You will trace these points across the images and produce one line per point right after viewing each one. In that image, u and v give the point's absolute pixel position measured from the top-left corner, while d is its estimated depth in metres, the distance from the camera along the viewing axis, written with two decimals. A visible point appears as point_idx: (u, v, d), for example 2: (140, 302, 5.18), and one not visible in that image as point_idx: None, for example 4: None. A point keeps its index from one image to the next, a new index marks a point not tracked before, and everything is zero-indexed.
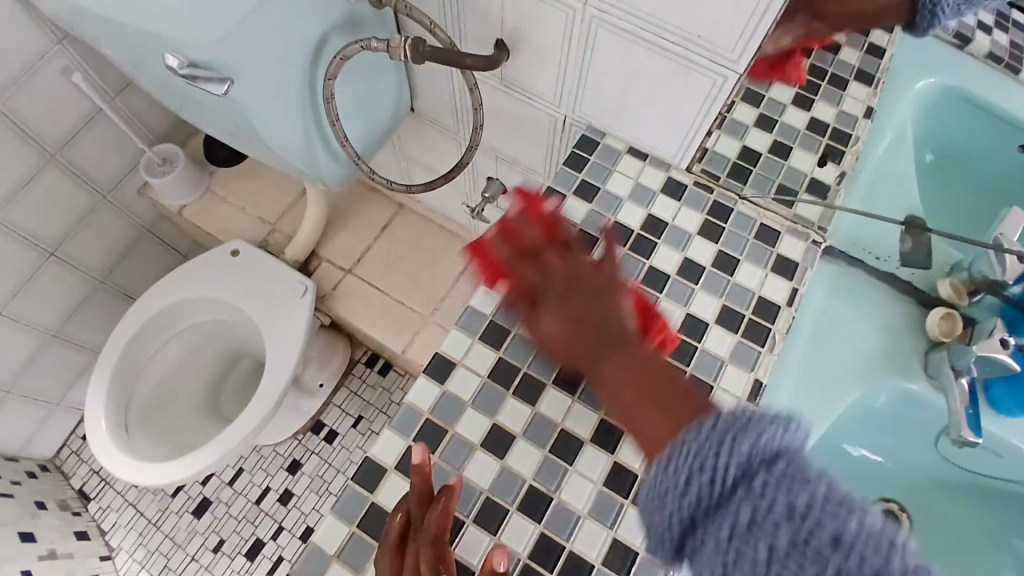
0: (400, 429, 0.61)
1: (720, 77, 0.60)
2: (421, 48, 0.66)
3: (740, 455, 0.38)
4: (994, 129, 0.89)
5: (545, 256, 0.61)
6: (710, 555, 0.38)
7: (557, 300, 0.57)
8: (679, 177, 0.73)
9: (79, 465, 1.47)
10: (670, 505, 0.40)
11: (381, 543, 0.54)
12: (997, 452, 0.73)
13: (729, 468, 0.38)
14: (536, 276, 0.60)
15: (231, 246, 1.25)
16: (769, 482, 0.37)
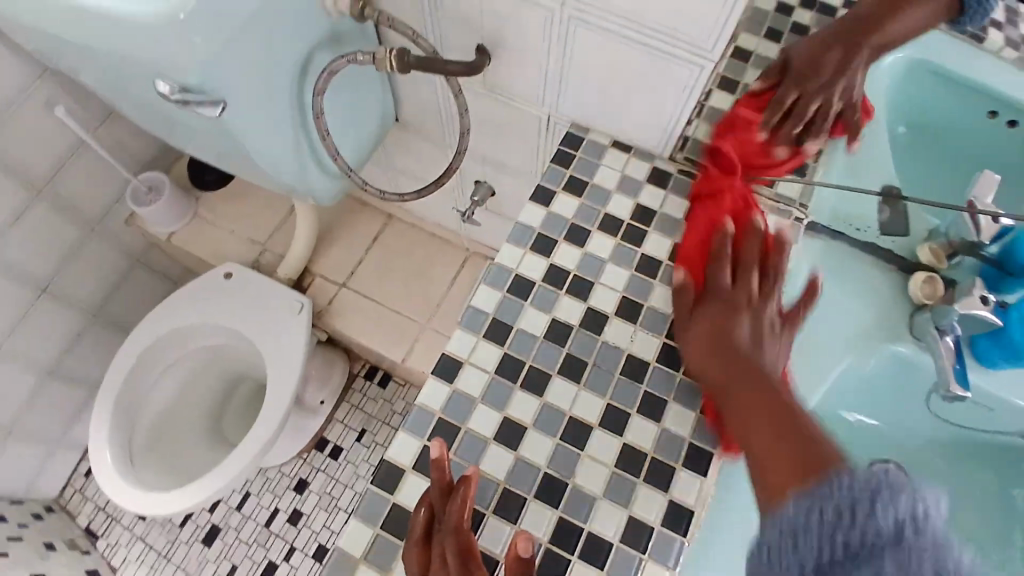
0: (414, 431, 0.62)
1: (697, 67, 0.63)
2: (404, 57, 0.68)
3: (897, 511, 0.37)
4: (964, 98, 0.93)
5: (744, 275, 0.60)
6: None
7: (732, 317, 0.58)
8: (663, 167, 0.75)
9: (84, 503, 1.46)
10: (800, 546, 0.39)
11: (407, 538, 0.56)
12: (988, 407, 0.76)
13: (880, 522, 0.37)
14: (728, 283, 0.60)
15: (224, 268, 1.25)
16: (920, 543, 0.36)
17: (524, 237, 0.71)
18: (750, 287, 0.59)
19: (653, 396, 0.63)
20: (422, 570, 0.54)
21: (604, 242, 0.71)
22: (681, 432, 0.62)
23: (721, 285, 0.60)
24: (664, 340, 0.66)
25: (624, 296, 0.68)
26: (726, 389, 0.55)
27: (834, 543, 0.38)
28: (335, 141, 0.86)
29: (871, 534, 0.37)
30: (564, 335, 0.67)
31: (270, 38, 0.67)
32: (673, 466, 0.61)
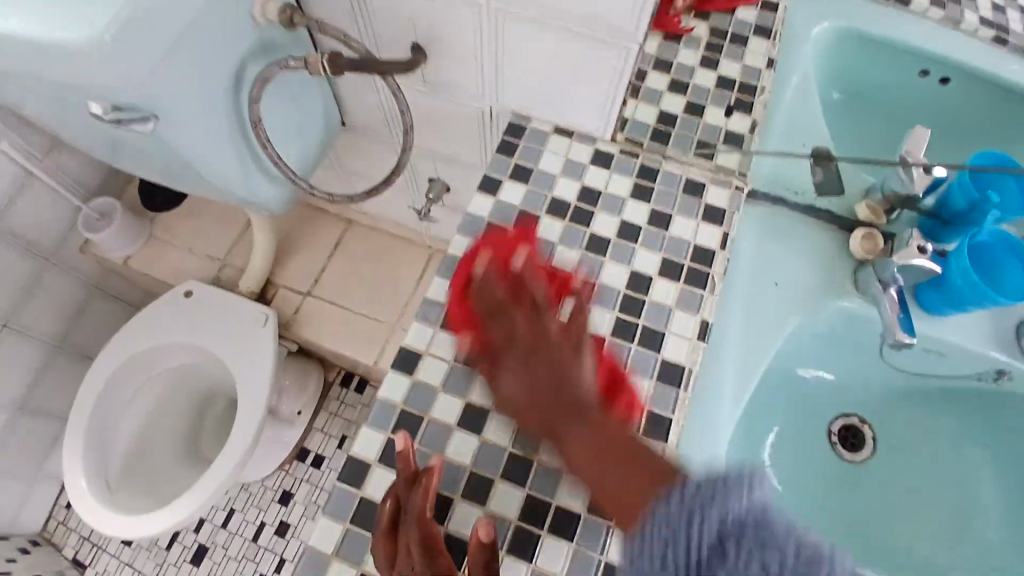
0: (378, 425, 0.63)
1: (623, 52, 0.64)
2: (337, 61, 0.68)
3: (716, 519, 0.36)
4: (893, 62, 0.95)
5: (515, 319, 0.60)
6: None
7: (520, 362, 0.58)
8: (606, 148, 0.77)
9: (69, 534, 1.43)
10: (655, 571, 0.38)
11: (375, 530, 0.57)
12: (938, 352, 0.78)
13: (707, 535, 0.37)
14: (504, 337, 0.60)
15: (183, 287, 1.24)
16: (748, 547, 0.36)
17: (475, 227, 0.73)
18: (525, 327, 0.59)
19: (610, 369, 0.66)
20: (391, 560, 0.55)
21: (552, 225, 0.73)
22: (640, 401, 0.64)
23: (501, 348, 0.60)
24: (618, 316, 0.68)
25: (576, 276, 0.70)
26: (548, 433, 0.55)
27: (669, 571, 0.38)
28: (278, 150, 0.85)
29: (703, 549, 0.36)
30: None
31: (202, 52, 0.67)
32: (634, 433, 0.63)
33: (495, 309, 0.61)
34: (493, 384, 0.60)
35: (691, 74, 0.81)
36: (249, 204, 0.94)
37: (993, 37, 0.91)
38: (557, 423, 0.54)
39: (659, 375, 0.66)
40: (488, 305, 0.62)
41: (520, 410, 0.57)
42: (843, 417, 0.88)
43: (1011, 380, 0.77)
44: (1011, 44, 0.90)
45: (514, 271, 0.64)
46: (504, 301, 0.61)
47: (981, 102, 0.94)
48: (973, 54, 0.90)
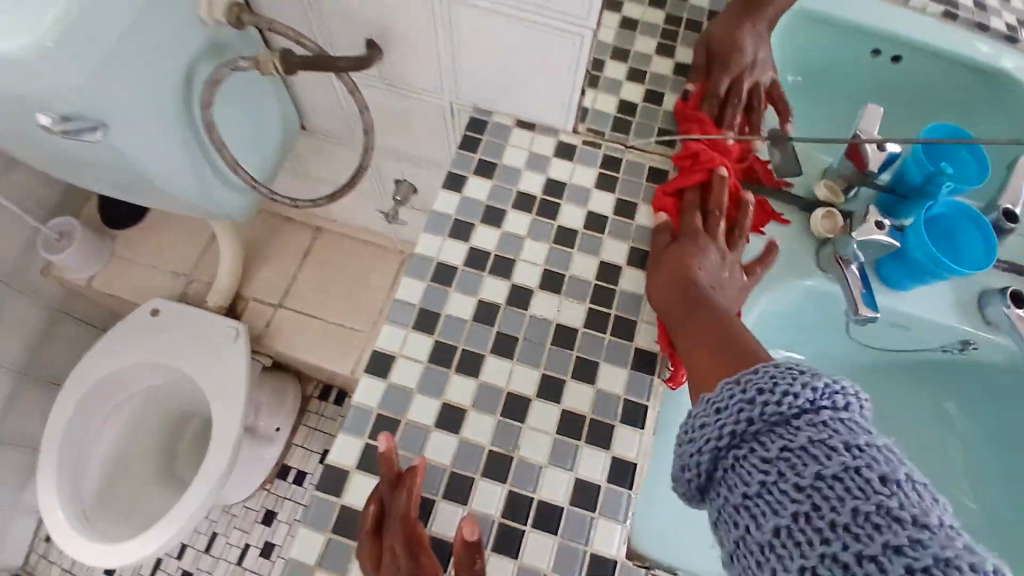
0: (353, 431, 0.62)
1: (578, 37, 0.64)
2: (290, 59, 0.67)
3: (815, 391, 0.38)
4: (846, 40, 0.97)
5: (713, 226, 0.66)
6: (749, 471, 0.39)
7: (698, 255, 0.64)
8: (569, 140, 0.78)
9: (50, 567, 1.36)
10: (723, 413, 0.41)
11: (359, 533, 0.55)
12: (907, 326, 0.79)
13: (798, 399, 0.39)
14: (702, 231, 0.66)
15: (150, 305, 1.21)
16: (834, 419, 0.37)
17: (441, 225, 0.72)
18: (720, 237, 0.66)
19: (585, 358, 0.66)
20: (375, 561, 0.54)
21: (520, 219, 0.73)
22: (616, 390, 0.64)
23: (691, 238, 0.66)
24: (590, 306, 0.68)
25: (546, 268, 0.70)
26: (679, 320, 0.60)
27: (745, 418, 0.40)
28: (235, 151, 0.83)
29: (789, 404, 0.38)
30: (492, 314, 0.67)
31: (149, 56, 0.66)
32: (613, 423, 0.63)
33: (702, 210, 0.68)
34: (656, 273, 0.66)
35: (649, 62, 0.81)
36: (213, 215, 0.92)
37: (942, 12, 0.95)
38: (691, 312, 0.58)
39: (633, 362, 0.66)
40: (699, 202, 0.69)
41: (672, 290, 0.62)
42: None
43: (977, 349, 0.79)
44: (960, 18, 0.95)
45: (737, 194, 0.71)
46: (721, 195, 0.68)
47: (936, 78, 0.97)
48: (925, 31, 0.94)
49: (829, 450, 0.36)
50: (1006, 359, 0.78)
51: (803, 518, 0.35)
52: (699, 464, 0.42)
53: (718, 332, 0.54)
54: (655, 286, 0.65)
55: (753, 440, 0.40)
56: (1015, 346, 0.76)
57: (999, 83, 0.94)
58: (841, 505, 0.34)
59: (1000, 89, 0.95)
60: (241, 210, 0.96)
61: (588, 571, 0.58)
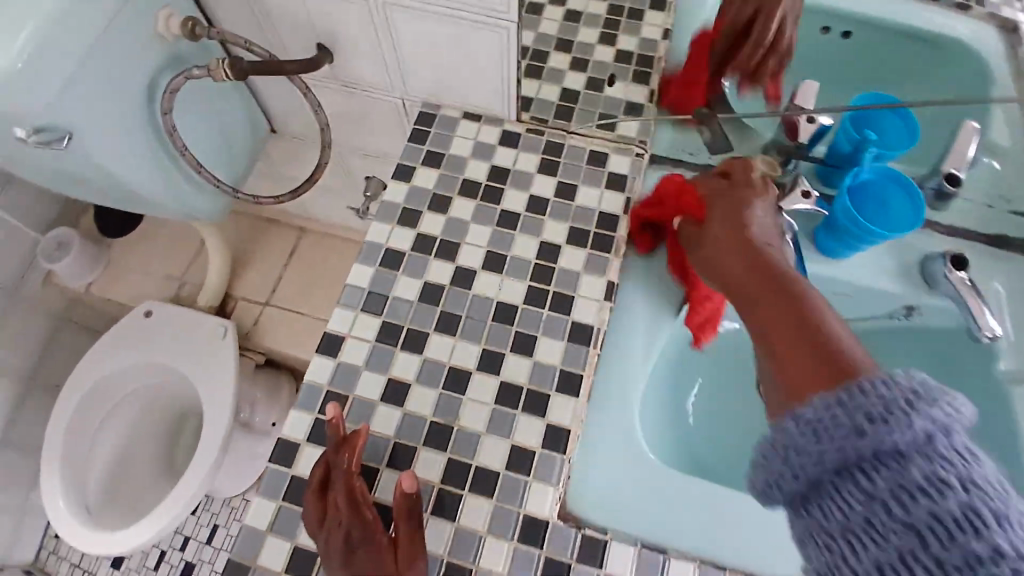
0: (305, 406, 0.67)
1: (503, 29, 0.68)
2: (238, 64, 0.73)
3: (927, 416, 0.34)
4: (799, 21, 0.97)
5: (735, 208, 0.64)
6: (842, 503, 0.36)
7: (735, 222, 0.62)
8: (514, 128, 0.82)
9: (60, 562, 1.41)
10: (820, 444, 0.37)
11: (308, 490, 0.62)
12: (848, 295, 0.81)
13: (909, 429, 0.34)
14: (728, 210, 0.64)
15: (143, 308, 1.27)
16: (947, 449, 0.33)
17: (390, 213, 0.76)
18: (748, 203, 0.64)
19: (524, 333, 0.69)
20: (320, 515, 0.60)
21: (465, 205, 0.77)
22: (554, 361, 0.68)
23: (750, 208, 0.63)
24: (530, 284, 0.72)
25: (489, 250, 0.74)
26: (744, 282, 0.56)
27: (846, 447, 0.36)
28: (197, 153, 0.91)
29: (890, 436, 0.34)
30: (437, 295, 0.71)
31: (109, 71, 0.73)
32: (549, 391, 0.67)
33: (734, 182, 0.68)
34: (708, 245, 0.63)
35: (592, 51, 0.84)
36: (183, 215, 0.99)
37: None
38: (757, 276, 0.55)
39: (570, 335, 0.69)
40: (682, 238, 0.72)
41: (738, 261, 0.58)
42: None
43: (921, 313, 0.80)
44: None
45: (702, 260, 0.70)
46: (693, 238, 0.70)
47: (884, 47, 1.00)
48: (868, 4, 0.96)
49: (943, 485, 0.32)
50: (947, 325, 0.80)
51: (903, 555, 0.33)
52: (785, 484, 0.39)
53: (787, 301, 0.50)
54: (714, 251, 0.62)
55: (848, 471, 0.36)
56: (956, 311, 0.77)
57: (958, 60, 0.97)
58: (949, 544, 0.32)
59: (959, 64, 0.97)
60: (205, 207, 1.02)
61: (522, 531, 0.61)
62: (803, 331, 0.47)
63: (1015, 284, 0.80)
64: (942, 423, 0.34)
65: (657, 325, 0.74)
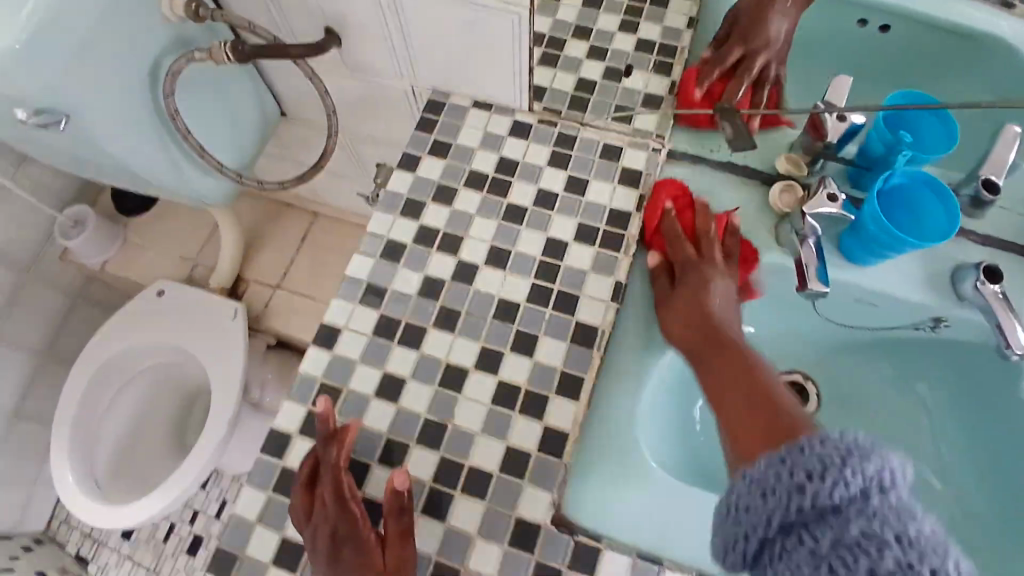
0: (299, 399, 0.65)
1: (515, 15, 0.65)
2: (239, 48, 0.75)
3: (864, 474, 0.35)
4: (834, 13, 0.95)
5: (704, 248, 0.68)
6: (796, 564, 0.35)
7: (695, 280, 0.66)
8: (524, 118, 0.79)
9: (71, 531, 1.44)
10: (767, 501, 0.38)
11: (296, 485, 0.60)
12: (872, 303, 0.76)
13: (846, 485, 0.35)
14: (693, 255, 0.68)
15: (155, 287, 1.27)
16: (883, 505, 0.34)
17: (394, 204, 0.74)
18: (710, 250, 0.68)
19: (525, 333, 0.67)
20: (307, 510, 0.58)
21: (471, 197, 0.74)
22: (555, 363, 0.65)
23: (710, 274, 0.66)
24: (534, 281, 0.69)
25: (493, 245, 0.71)
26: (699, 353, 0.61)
27: (792, 507, 0.36)
28: (201, 136, 0.90)
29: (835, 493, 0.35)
30: (437, 290, 0.69)
31: (109, 53, 0.73)
32: (548, 394, 0.64)
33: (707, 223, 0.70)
34: (667, 313, 0.66)
35: (611, 39, 0.82)
36: (182, 196, 0.99)
37: None
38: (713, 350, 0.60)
39: (573, 337, 0.67)
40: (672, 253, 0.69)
41: (690, 335, 0.63)
42: (790, 374, 0.85)
43: (949, 326, 0.75)
44: None
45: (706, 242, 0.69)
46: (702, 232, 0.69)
47: (928, 45, 0.94)
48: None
49: (886, 544, 0.33)
50: (976, 340, 0.75)
51: None
52: (743, 550, 0.39)
53: (736, 371, 0.56)
54: (671, 321, 0.66)
55: (795, 529, 0.36)
56: (985, 323, 0.72)
57: (997, 56, 0.91)
58: None
59: (997, 59, 0.91)
60: (213, 192, 1.03)
61: (513, 537, 0.59)
62: (744, 398, 0.52)
63: None
64: (878, 479, 0.35)
65: None
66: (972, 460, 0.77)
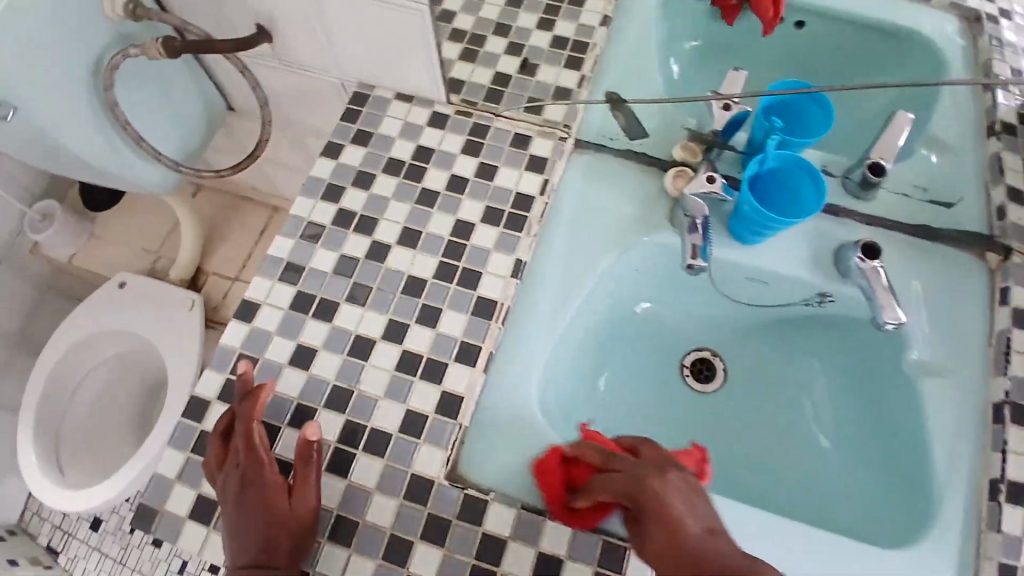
0: (218, 366, 0.70)
1: (419, 13, 0.71)
2: (171, 44, 0.81)
3: None
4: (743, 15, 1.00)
5: (615, 468, 0.58)
6: None
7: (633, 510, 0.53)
8: (443, 110, 0.84)
9: (42, 523, 1.40)
10: None
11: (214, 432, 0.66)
12: (763, 281, 0.82)
13: None
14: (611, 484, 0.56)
15: (117, 279, 1.32)
16: None
17: (315, 189, 0.79)
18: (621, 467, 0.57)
19: (429, 306, 0.72)
20: (220, 459, 0.63)
21: (388, 182, 0.79)
22: (455, 333, 0.71)
23: (648, 485, 0.52)
24: (441, 260, 0.75)
25: (405, 226, 0.77)
26: None
27: None
28: (141, 128, 0.96)
29: None
30: (351, 268, 0.74)
31: (50, 49, 0.78)
32: (448, 361, 0.69)
33: (619, 459, 0.58)
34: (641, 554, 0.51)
35: (528, 36, 0.88)
36: (127, 182, 1.04)
37: None
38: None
39: (474, 310, 0.72)
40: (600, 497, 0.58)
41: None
42: (696, 351, 0.91)
43: (834, 301, 0.81)
44: None
45: (602, 464, 0.60)
46: (592, 461, 0.61)
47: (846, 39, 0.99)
48: None
49: None
50: (858, 314, 0.80)
51: None
52: None
53: None
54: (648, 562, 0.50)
55: None
56: (864, 300, 0.78)
57: (907, 50, 0.97)
58: None
59: (907, 54, 0.97)
60: (153, 176, 1.08)
61: (408, 490, 0.64)
62: None
63: (931, 276, 0.80)
64: None
65: (571, 296, 0.76)
66: (856, 424, 0.83)
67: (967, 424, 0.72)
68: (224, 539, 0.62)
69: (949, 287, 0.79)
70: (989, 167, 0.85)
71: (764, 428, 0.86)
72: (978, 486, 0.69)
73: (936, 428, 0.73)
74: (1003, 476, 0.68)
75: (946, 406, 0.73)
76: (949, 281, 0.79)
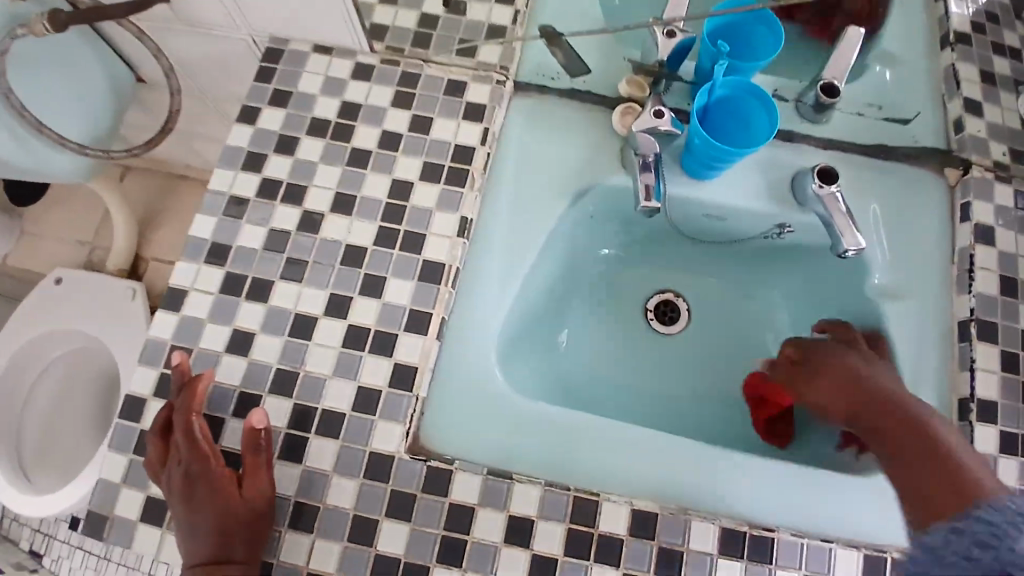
0: (151, 361, 0.66)
1: None
2: (57, 17, 0.72)
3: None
4: None
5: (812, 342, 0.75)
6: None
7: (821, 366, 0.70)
8: (366, 60, 0.77)
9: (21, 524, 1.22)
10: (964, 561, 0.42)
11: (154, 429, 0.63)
12: (720, 217, 0.79)
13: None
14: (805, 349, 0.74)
15: (53, 275, 1.25)
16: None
17: (234, 159, 0.73)
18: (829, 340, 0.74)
19: (372, 276, 0.68)
20: (162, 457, 0.61)
21: (314, 144, 0.73)
22: (403, 301, 0.67)
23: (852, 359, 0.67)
24: (380, 225, 0.70)
25: (338, 192, 0.71)
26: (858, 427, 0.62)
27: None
28: (45, 113, 0.87)
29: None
30: (282, 241, 0.69)
31: None
32: (397, 332, 0.66)
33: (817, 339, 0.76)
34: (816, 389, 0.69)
35: None
36: (41, 173, 0.97)
37: None
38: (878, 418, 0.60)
39: (420, 275, 0.68)
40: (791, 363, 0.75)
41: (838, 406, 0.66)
42: (659, 294, 0.89)
43: (792, 232, 0.79)
44: None
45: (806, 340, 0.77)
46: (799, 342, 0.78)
47: None
48: None
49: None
50: (818, 242, 0.78)
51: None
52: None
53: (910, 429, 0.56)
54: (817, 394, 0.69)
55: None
56: (823, 227, 0.76)
57: None
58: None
59: None
60: (68, 164, 1.00)
61: (368, 471, 0.62)
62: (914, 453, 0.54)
63: (889, 198, 0.78)
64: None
65: (522, 249, 0.72)
66: None
67: (934, 348, 0.72)
68: (178, 540, 0.60)
69: (909, 208, 0.77)
70: (943, 78, 0.82)
71: (731, 365, 0.85)
72: (948, 407, 0.70)
73: (900, 352, 0.72)
74: (972, 395, 0.68)
75: (909, 330, 0.73)
76: (907, 202, 0.78)
